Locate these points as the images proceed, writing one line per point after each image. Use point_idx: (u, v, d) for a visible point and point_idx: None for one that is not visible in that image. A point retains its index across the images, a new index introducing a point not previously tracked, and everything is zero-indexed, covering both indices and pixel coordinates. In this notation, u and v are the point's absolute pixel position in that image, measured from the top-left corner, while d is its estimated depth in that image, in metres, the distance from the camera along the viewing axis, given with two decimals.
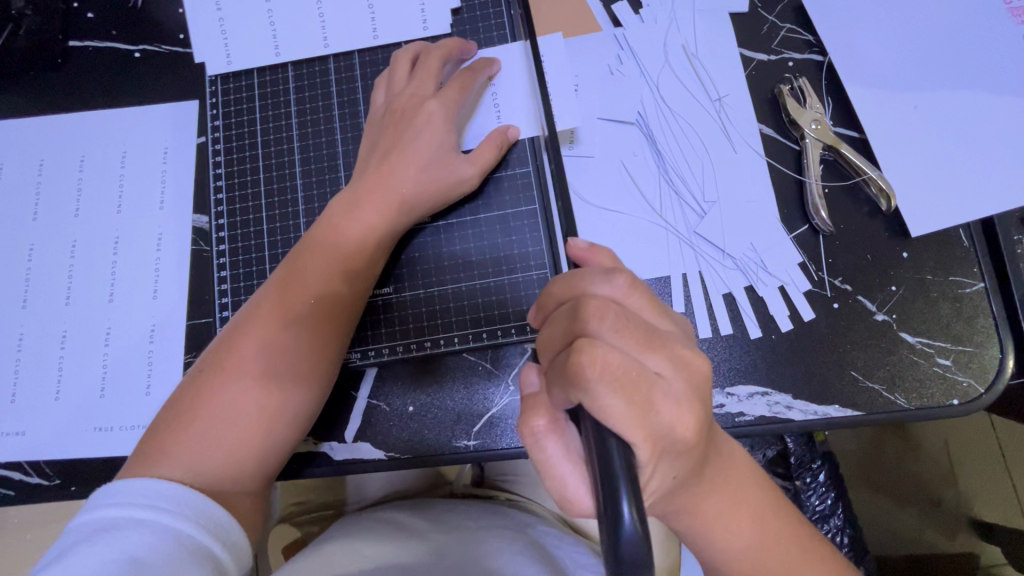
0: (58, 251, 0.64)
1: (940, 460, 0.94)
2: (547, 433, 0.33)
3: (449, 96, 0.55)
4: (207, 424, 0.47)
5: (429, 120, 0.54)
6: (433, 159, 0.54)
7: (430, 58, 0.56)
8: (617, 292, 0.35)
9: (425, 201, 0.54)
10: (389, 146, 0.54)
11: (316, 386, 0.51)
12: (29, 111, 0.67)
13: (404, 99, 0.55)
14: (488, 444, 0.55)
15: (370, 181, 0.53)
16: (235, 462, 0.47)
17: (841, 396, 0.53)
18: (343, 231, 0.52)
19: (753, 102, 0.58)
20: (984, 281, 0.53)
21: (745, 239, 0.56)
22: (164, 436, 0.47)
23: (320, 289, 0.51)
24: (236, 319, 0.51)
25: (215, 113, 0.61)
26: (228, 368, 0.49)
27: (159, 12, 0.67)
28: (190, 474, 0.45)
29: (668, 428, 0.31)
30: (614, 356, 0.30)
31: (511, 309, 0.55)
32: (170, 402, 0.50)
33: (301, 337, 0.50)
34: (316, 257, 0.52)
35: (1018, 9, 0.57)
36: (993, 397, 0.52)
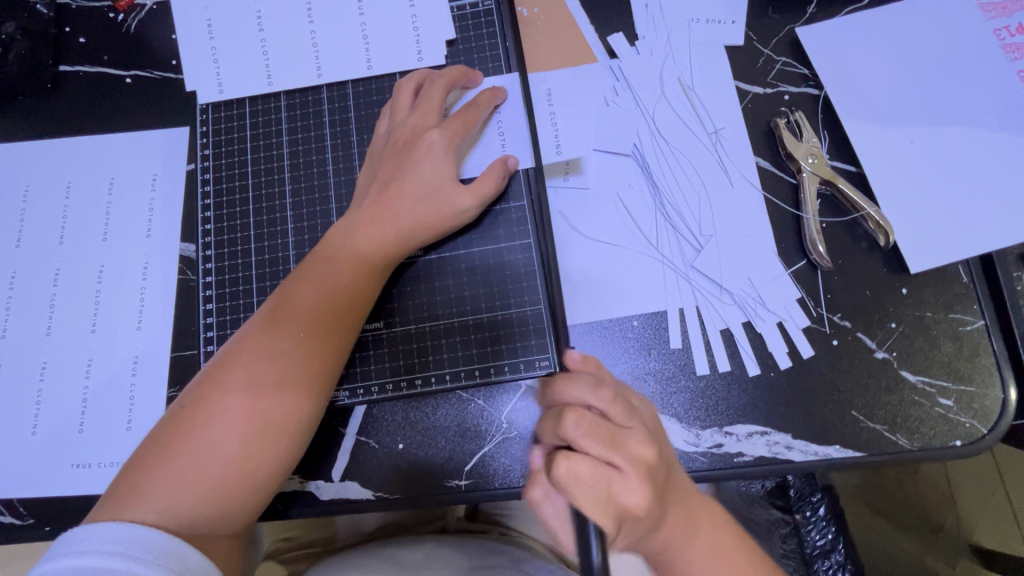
0: (41, 279, 0.62)
1: (940, 486, 0.93)
2: (543, 501, 0.42)
3: (452, 129, 0.53)
4: (186, 462, 0.45)
5: (430, 151, 0.53)
6: (432, 192, 0.53)
7: (434, 87, 0.55)
8: (596, 393, 0.39)
9: (422, 233, 0.53)
10: (389, 177, 0.53)
11: (302, 424, 0.49)
12: (16, 135, 0.66)
13: (406, 130, 0.54)
14: (480, 485, 0.54)
15: (368, 215, 0.52)
16: (213, 504, 0.45)
17: (842, 436, 0.51)
18: (337, 265, 0.51)
19: (749, 135, 0.58)
20: (984, 318, 0.53)
21: (743, 274, 0.55)
22: (141, 474, 0.45)
23: (311, 323, 0.50)
24: (223, 353, 0.50)
25: (205, 142, 0.61)
26: (211, 404, 0.47)
27: (152, 38, 0.66)
28: (166, 516, 0.44)
29: (630, 517, 0.37)
30: (584, 465, 0.36)
31: (504, 345, 0.54)
32: (150, 436, 0.48)
33: (288, 374, 0.48)
34: (308, 290, 0.51)
35: (1012, 45, 0.57)
36: (997, 438, 0.51)
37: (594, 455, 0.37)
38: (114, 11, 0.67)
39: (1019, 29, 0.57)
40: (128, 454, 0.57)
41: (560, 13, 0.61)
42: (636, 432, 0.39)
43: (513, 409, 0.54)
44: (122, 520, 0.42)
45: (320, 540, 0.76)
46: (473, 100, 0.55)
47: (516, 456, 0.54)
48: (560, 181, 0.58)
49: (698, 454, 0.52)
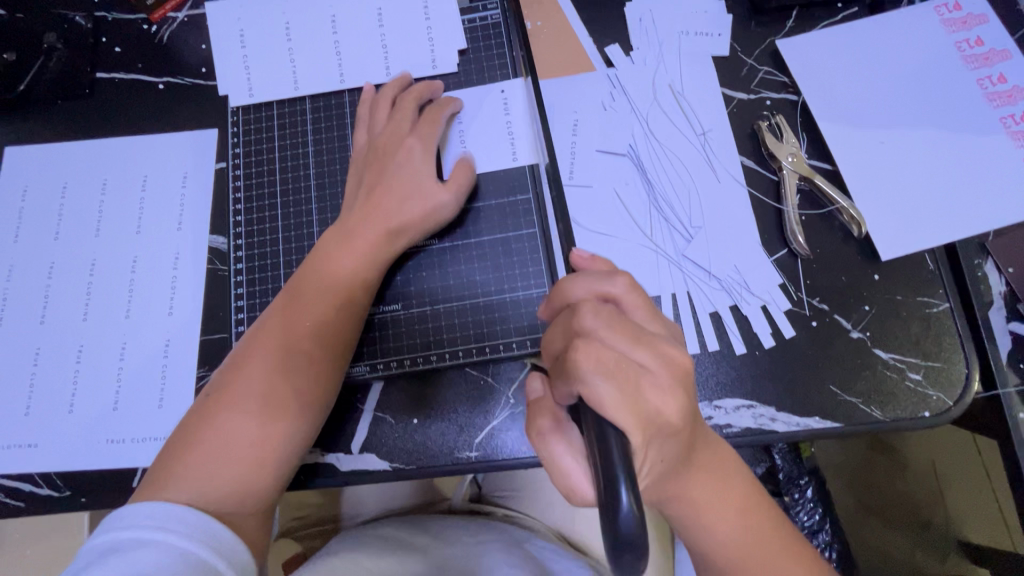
0: (78, 269, 0.67)
1: (929, 482, 0.97)
2: (551, 431, 0.41)
3: (423, 131, 0.59)
4: (212, 444, 0.50)
5: (409, 154, 0.58)
6: (418, 192, 0.58)
7: (404, 99, 0.60)
8: (619, 290, 0.41)
9: (415, 228, 0.58)
10: (375, 179, 0.58)
11: (314, 406, 0.54)
12: (55, 137, 0.71)
13: (384, 136, 0.59)
14: (489, 454, 0.58)
15: (361, 216, 0.57)
16: (237, 484, 0.49)
17: (821, 408, 0.56)
18: (338, 262, 0.56)
19: (735, 136, 0.63)
20: (949, 301, 0.58)
21: (730, 262, 0.60)
22: (169, 462, 0.49)
23: (314, 316, 0.55)
24: (238, 351, 0.55)
25: (236, 141, 0.66)
26: (233, 391, 0.52)
27: (184, 48, 0.72)
28: (194, 493, 0.47)
29: (656, 415, 0.37)
30: (604, 355, 0.36)
31: (512, 325, 0.59)
32: (177, 430, 0.53)
33: (297, 361, 0.53)
34: (311, 286, 0.55)
35: (972, 55, 0.63)
36: (963, 409, 0.55)
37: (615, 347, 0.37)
38: (148, 23, 0.72)
39: (978, 42, 0.63)
40: (160, 430, 0.61)
41: (562, 26, 0.67)
42: (664, 338, 0.40)
43: (520, 384, 0.59)
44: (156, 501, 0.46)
45: (333, 518, 0.81)
46: (429, 107, 0.61)
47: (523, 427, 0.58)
48: (564, 176, 0.64)
49: None
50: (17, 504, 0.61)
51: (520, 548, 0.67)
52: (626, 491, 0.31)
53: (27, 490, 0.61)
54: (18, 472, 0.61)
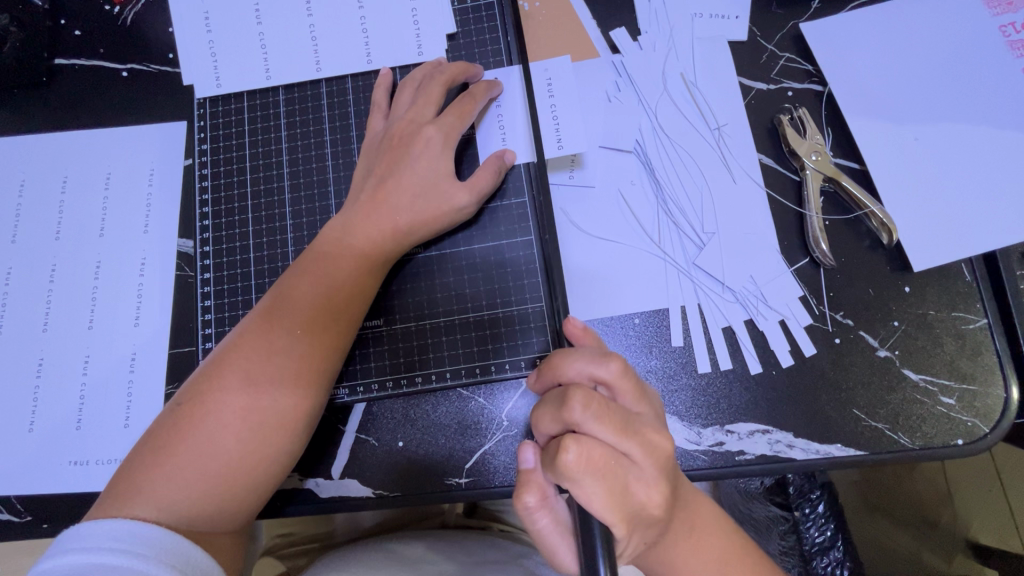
0: (37, 275, 0.62)
1: (937, 484, 0.93)
2: (537, 508, 0.39)
3: (448, 122, 0.53)
4: (186, 459, 0.45)
5: (426, 146, 0.53)
6: (432, 190, 0.52)
7: (433, 81, 0.54)
8: (609, 373, 0.39)
9: (423, 228, 0.52)
10: (386, 171, 0.53)
11: (304, 420, 0.49)
12: (10, 129, 0.65)
13: (403, 124, 0.54)
14: (480, 483, 0.53)
15: (365, 211, 0.52)
16: (212, 501, 0.45)
17: (843, 435, 0.51)
18: (335, 261, 0.51)
19: (753, 132, 0.57)
20: (987, 317, 0.52)
21: (745, 272, 0.55)
22: (141, 470, 0.45)
23: (308, 318, 0.49)
24: (217, 352, 0.50)
25: (203, 137, 0.60)
26: (210, 400, 0.47)
27: (148, 31, 0.65)
28: (164, 514, 0.43)
29: (640, 507, 0.38)
30: (592, 454, 0.36)
31: (505, 342, 0.54)
32: (148, 433, 0.48)
33: (285, 369, 0.48)
34: (305, 285, 0.50)
35: (1017, 42, 0.56)
36: (999, 437, 0.50)
37: (605, 441, 0.37)
38: (110, 3, 0.66)
39: None
40: (126, 451, 0.57)
41: (562, 8, 0.60)
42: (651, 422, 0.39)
43: (514, 407, 0.54)
44: (122, 518, 0.42)
45: (319, 536, 0.76)
46: (467, 92, 0.55)
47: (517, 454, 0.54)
48: (563, 176, 0.58)
49: (699, 453, 0.51)
50: None
51: (518, 565, 0.62)
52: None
53: None
54: None
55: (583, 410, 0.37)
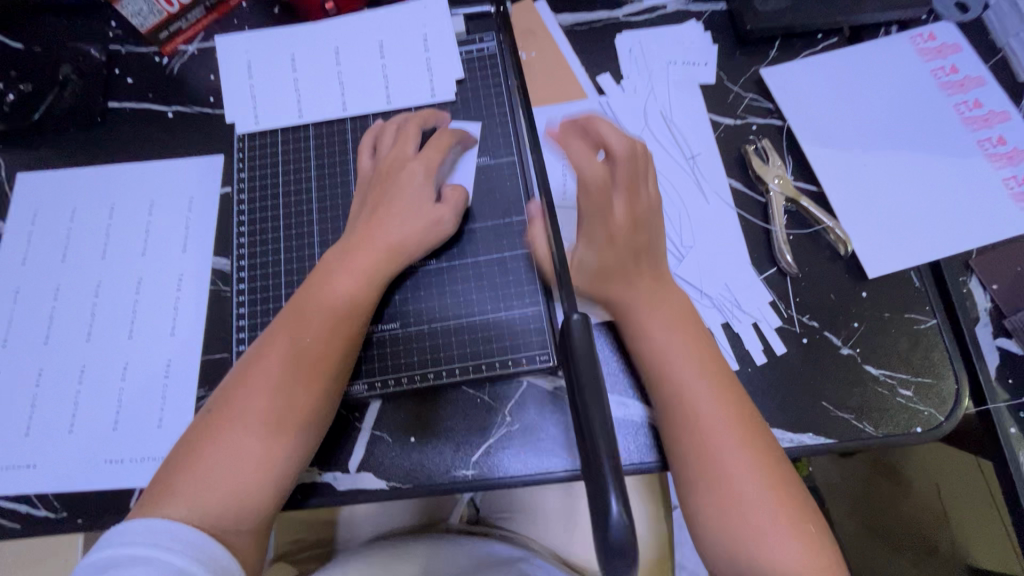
0: (83, 291, 0.68)
1: (933, 505, 0.91)
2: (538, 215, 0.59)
3: (428, 155, 0.61)
4: (214, 467, 0.50)
5: (412, 177, 0.60)
6: (419, 212, 0.59)
7: (411, 125, 0.63)
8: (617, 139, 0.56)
9: (415, 246, 0.59)
10: (378, 201, 0.60)
11: (312, 423, 0.53)
12: (66, 162, 0.73)
13: (389, 160, 0.61)
14: (486, 473, 0.58)
15: (362, 235, 0.59)
16: (234, 503, 0.49)
17: (814, 425, 0.57)
18: (336, 281, 0.56)
19: (722, 160, 0.66)
20: (936, 317, 0.59)
21: (721, 280, 0.61)
22: (171, 477, 0.50)
23: (313, 330, 0.54)
24: (237, 370, 0.55)
25: (241, 167, 0.68)
26: (232, 414, 0.52)
27: (194, 80, 0.75)
28: (197, 515, 0.48)
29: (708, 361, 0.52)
30: (627, 199, 0.55)
31: (507, 344, 0.60)
32: (179, 445, 0.53)
33: (294, 377, 0.53)
34: (310, 304, 0.56)
35: (948, 82, 0.66)
36: (954, 424, 0.56)
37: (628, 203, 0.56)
38: (160, 56, 0.76)
39: (953, 70, 0.66)
40: (159, 450, 0.62)
41: (555, 58, 0.70)
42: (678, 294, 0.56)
43: (517, 403, 0.60)
44: (155, 518, 0.47)
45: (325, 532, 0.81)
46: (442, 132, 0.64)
47: (518, 446, 0.59)
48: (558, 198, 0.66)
49: None
50: (13, 526, 0.61)
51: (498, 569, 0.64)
52: (617, 501, 0.30)
53: (23, 512, 0.61)
54: (15, 493, 0.61)
55: (606, 130, 0.57)
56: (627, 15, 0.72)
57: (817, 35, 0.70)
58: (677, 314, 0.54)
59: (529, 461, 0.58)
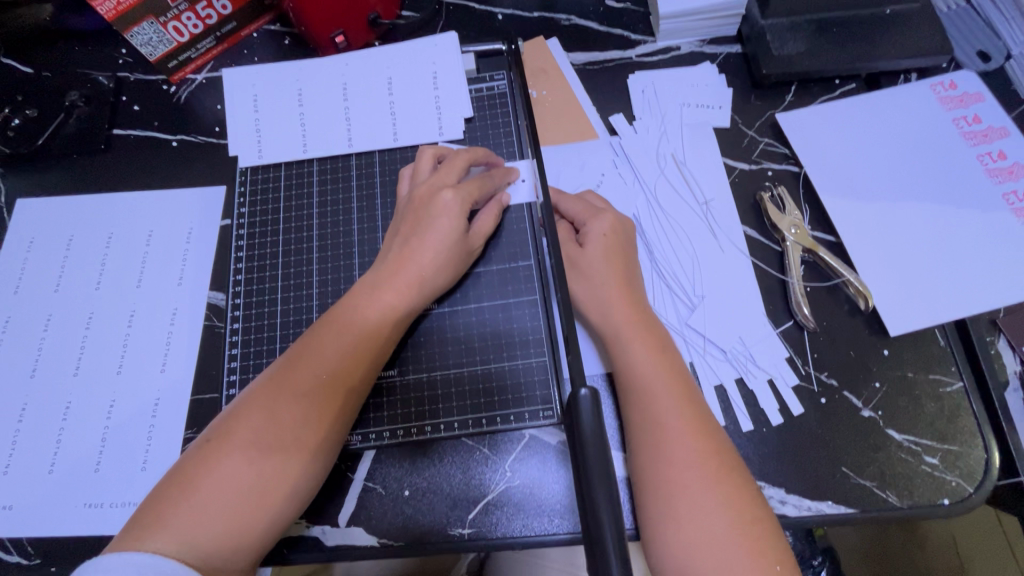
0: (74, 323, 0.66)
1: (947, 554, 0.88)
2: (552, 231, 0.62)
3: (467, 189, 0.57)
4: (209, 498, 0.46)
5: (446, 208, 0.56)
6: (451, 244, 0.56)
7: (457, 158, 0.59)
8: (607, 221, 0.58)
9: (440, 280, 0.56)
10: (410, 231, 0.56)
11: (320, 460, 0.51)
12: (68, 189, 0.72)
13: (424, 188, 0.58)
14: (483, 533, 0.55)
15: (391, 264, 0.56)
16: (222, 541, 0.46)
17: (834, 492, 0.53)
18: (361, 312, 0.54)
19: (736, 206, 0.64)
20: (963, 380, 0.56)
21: (734, 333, 0.59)
22: (162, 505, 0.46)
23: (337, 368, 0.52)
24: (239, 400, 0.51)
25: (243, 200, 0.66)
26: (231, 443, 0.48)
27: (201, 110, 0.75)
28: (182, 548, 0.44)
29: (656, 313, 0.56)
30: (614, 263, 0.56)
31: (510, 395, 0.57)
32: (168, 474, 0.49)
33: (311, 411, 0.50)
34: (332, 336, 0.53)
35: (971, 133, 0.64)
36: (984, 496, 0.52)
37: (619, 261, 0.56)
38: (168, 84, 0.76)
39: (975, 119, 0.65)
40: (142, 495, 0.59)
41: (566, 97, 0.69)
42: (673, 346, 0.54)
43: (517, 457, 0.57)
44: (140, 551, 0.43)
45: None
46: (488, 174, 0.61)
47: (517, 505, 0.55)
48: (534, 245, 0.62)
49: None
50: None
51: None
52: None
53: None
54: None
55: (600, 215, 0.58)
56: (640, 55, 0.71)
57: (835, 80, 0.69)
58: (681, 387, 0.51)
59: (529, 521, 0.55)
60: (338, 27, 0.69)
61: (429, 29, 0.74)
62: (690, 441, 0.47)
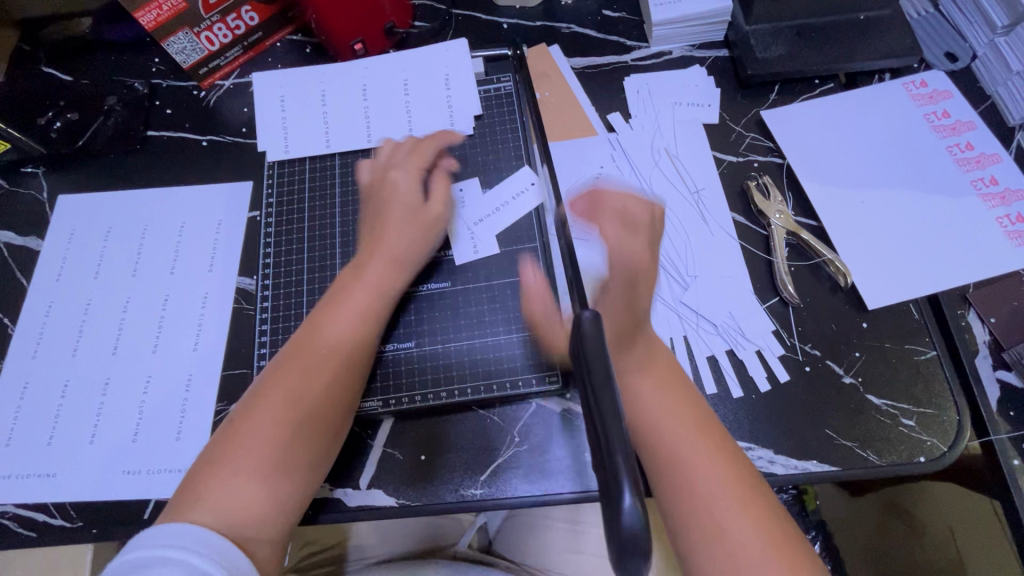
0: (112, 306, 0.71)
1: (947, 549, 0.83)
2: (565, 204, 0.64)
3: (410, 164, 0.65)
4: (236, 473, 0.51)
5: (393, 182, 0.63)
6: (415, 214, 0.63)
7: (400, 143, 0.67)
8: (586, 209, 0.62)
9: (416, 252, 0.62)
10: (383, 217, 0.62)
11: (333, 426, 0.55)
12: (106, 186, 0.78)
13: (386, 181, 0.64)
14: (495, 493, 0.59)
15: (371, 249, 0.61)
16: (253, 510, 0.50)
17: (819, 452, 0.57)
18: (353, 294, 0.59)
19: (725, 194, 0.69)
20: (936, 349, 0.61)
21: (724, 309, 0.64)
22: (196, 483, 0.50)
23: (340, 344, 0.57)
24: (255, 386, 0.56)
25: (269, 193, 0.72)
26: (254, 422, 0.53)
27: (229, 113, 0.81)
28: (218, 518, 0.48)
29: None
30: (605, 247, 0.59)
31: (517, 365, 0.62)
32: (201, 456, 0.53)
33: (319, 389, 0.55)
34: (332, 315, 0.58)
35: (941, 126, 0.70)
36: (956, 455, 0.57)
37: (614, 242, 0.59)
38: (198, 89, 0.82)
39: (944, 114, 0.70)
40: (176, 462, 0.63)
41: (567, 97, 0.75)
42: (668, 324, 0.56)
43: (525, 423, 0.61)
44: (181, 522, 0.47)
45: (332, 561, 0.86)
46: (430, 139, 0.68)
47: (527, 466, 0.60)
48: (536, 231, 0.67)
49: None
50: (30, 534, 0.62)
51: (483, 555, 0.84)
52: (630, 496, 0.28)
53: (41, 520, 0.62)
54: (34, 501, 0.63)
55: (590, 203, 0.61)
56: (635, 59, 0.77)
57: (815, 80, 0.74)
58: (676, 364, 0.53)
59: (537, 481, 0.59)
60: (357, 35, 0.75)
61: (440, 36, 0.81)
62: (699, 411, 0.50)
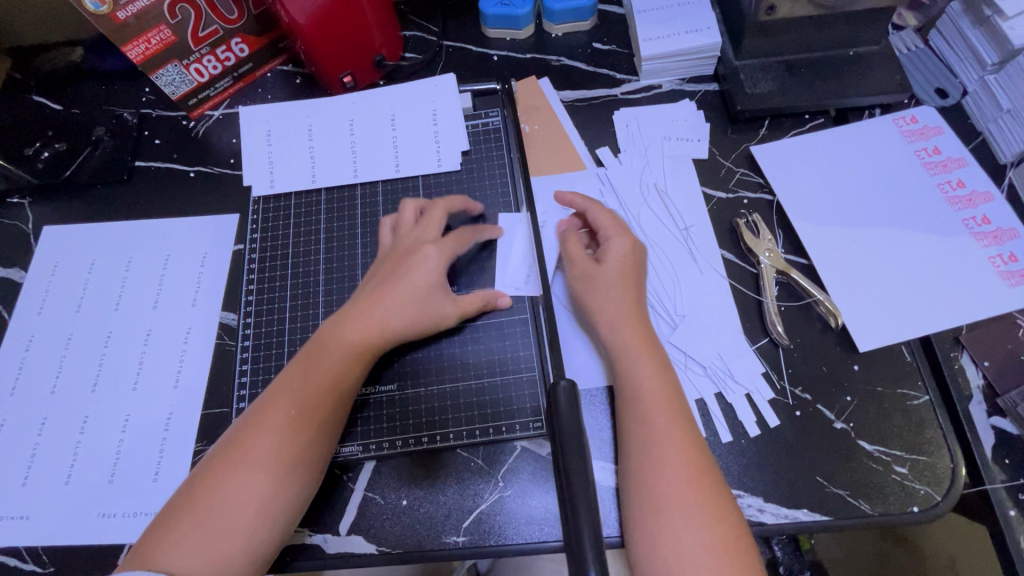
0: (93, 341, 0.70)
1: None
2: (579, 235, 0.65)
3: (446, 245, 0.62)
4: (206, 518, 0.49)
5: (423, 260, 0.60)
6: (428, 296, 0.59)
7: (436, 210, 0.64)
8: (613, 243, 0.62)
9: (417, 325, 0.59)
10: (390, 278, 0.60)
11: (308, 476, 0.53)
12: (91, 217, 0.78)
13: (407, 241, 0.62)
14: (478, 541, 0.57)
15: (373, 297, 0.59)
16: (219, 558, 0.49)
17: (810, 501, 0.56)
18: (346, 344, 0.57)
19: (714, 231, 0.68)
20: (928, 394, 0.59)
21: (713, 350, 0.62)
22: (165, 527, 0.50)
23: (322, 396, 0.55)
24: (235, 427, 0.54)
25: (255, 227, 0.72)
26: (229, 466, 0.51)
27: (218, 144, 0.80)
28: (182, 565, 0.47)
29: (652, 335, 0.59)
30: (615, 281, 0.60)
31: (501, 408, 0.61)
32: (172, 497, 0.52)
33: (302, 438, 0.53)
34: (322, 363, 0.56)
35: (931, 163, 0.69)
36: (951, 504, 0.55)
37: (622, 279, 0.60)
38: (187, 119, 0.82)
39: (935, 150, 0.70)
40: (152, 504, 0.62)
41: (556, 131, 0.75)
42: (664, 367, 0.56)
43: (509, 468, 0.60)
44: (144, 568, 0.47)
45: None
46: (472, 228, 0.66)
47: (511, 513, 0.58)
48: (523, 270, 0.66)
49: None
50: None
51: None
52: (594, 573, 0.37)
53: (11, 565, 0.61)
54: (5, 545, 0.61)
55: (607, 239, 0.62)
56: (625, 93, 0.77)
57: (804, 115, 0.74)
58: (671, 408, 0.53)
59: (521, 528, 0.57)
60: (346, 68, 0.75)
61: (430, 68, 0.81)
62: (681, 455, 0.50)
